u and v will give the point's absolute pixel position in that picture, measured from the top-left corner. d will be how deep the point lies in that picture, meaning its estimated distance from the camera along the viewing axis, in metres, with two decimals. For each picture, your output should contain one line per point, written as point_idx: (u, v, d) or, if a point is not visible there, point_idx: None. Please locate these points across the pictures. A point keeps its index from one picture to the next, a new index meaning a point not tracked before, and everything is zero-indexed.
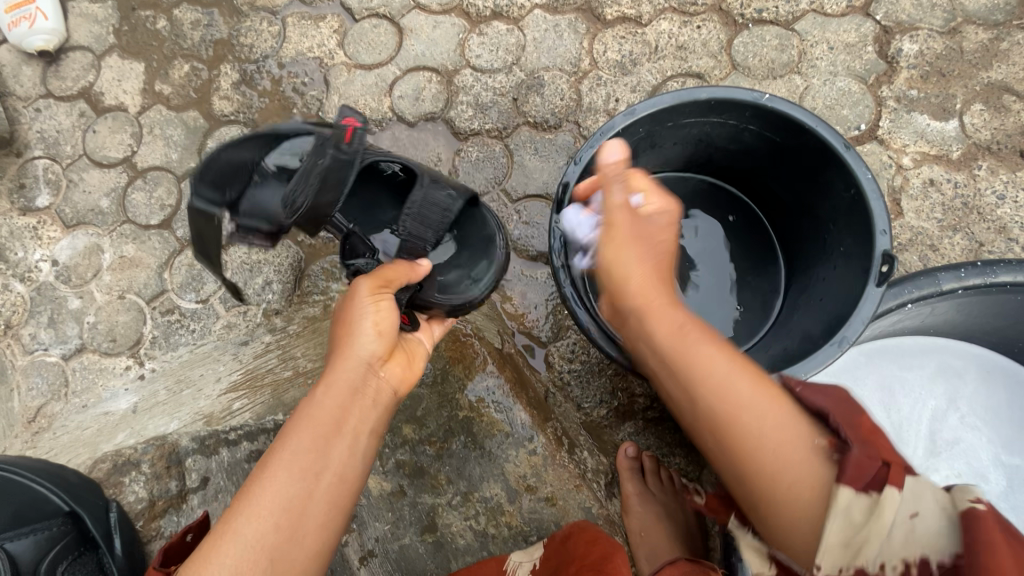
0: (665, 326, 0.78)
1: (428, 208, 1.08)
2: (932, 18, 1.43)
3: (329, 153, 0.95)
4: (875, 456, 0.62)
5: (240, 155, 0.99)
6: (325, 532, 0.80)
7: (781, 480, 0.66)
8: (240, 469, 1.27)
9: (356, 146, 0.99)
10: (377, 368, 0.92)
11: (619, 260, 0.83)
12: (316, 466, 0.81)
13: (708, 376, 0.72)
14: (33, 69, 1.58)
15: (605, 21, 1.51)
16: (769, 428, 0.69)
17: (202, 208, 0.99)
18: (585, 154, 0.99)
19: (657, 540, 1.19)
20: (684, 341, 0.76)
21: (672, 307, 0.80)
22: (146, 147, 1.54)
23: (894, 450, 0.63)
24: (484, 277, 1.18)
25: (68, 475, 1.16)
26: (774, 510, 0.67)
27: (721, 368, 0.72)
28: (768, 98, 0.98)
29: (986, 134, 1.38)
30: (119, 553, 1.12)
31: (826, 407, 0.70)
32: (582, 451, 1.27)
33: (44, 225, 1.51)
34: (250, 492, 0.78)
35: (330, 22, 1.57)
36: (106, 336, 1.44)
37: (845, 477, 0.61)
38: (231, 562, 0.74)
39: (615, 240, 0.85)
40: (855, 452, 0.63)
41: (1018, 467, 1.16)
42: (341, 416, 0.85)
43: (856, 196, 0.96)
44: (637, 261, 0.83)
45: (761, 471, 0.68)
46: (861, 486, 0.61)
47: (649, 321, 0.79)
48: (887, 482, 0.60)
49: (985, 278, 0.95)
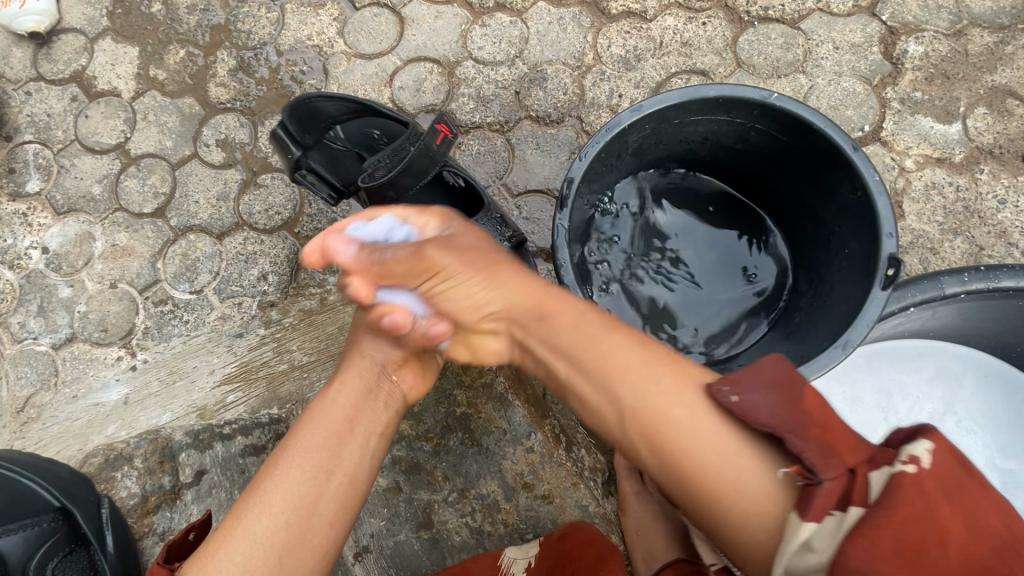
0: (573, 334, 0.75)
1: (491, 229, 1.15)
2: (938, 20, 1.42)
3: (424, 146, 1.11)
4: (840, 473, 0.60)
5: (351, 130, 1.24)
6: (334, 532, 0.78)
7: (737, 485, 0.65)
8: (235, 464, 1.22)
9: (441, 151, 1.13)
10: (389, 372, 0.93)
11: (486, 284, 0.80)
12: (326, 465, 0.79)
13: (623, 389, 0.71)
14: (23, 52, 1.54)
15: (610, 16, 1.49)
16: (715, 454, 0.66)
17: (284, 138, 1.13)
18: (590, 150, 0.97)
19: (656, 541, 1.16)
20: (597, 353, 0.73)
21: (574, 315, 0.77)
22: (139, 134, 1.51)
23: (852, 445, 0.62)
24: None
25: (58, 468, 1.11)
26: (732, 516, 0.65)
27: (642, 364, 0.72)
28: (777, 97, 0.98)
29: (989, 138, 1.38)
30: (110, 550, 1.05)
31: (775, 408, 0.65)
32: (580, 448, 1.25)
33: (34, 211, 1.48)
34: (262, 489, 0.77)
35: (330, 10, 1.54)
36: (97, 326, 1.42)
37: (811, 510, 0.59)
38: (241, 559, 0.72)
39: (469, 254, 0.82)
40: (826, 483, 0.59)
41: (1010, 471, 1.16)
42: (353, 415, 0.85)
43: (863, 198, 0.95)
44: (515, 275, 0.81)
45: (715, 482, 0.65)
46: (824, 514, 0.59)
47: (554, 323, 0.77)
48: (850, 501, 0.59)
49: (989, 283, 0.95)
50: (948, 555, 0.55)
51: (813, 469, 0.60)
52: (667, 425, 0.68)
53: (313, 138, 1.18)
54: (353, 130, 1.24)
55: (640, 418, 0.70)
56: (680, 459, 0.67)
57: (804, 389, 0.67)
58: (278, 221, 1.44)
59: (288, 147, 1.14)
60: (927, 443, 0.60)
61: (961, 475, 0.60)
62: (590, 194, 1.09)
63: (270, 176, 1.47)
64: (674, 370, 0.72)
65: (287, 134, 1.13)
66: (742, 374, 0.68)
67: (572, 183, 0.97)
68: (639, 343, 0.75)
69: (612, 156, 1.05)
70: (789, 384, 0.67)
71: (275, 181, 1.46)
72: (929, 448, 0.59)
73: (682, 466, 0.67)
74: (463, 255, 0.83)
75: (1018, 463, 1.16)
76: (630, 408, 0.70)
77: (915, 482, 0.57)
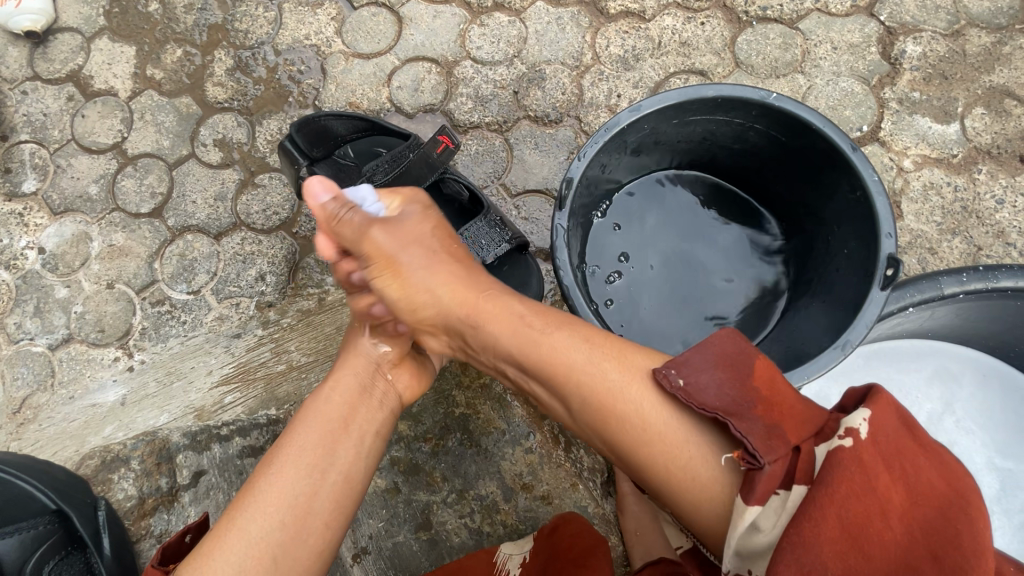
0: (505, 331, 0.80)
1: (490, 231, 1.15)
2: (936, 20, 1.43)
3: (423, 154, 1.12)
4: (783, 453, 0.62)
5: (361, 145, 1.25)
6: (329, 533, 0.78)
7: (682, 469, 0.69)
8: (233, 465, 1.22)
9: (441, 159, 1.13)
10: (384, 372, 0.94)
11: (422, 284, 0.84)
12: (322, 462, 0.79)
13: (563, 383, 0.76)
14: (19, 51, 1.54)
15: (609, 16, 1.49)
16: (654, 437, 0.70)
17: (293, 150, 1.15)
18: (589, 150, 0.97)
19: (654, 541, 1.17)
20: (535, 346, 0.78)
21: (509, 309, 0.82)
22: (136, 134, 1.50)
23: (797, 421, 0.65)
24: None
25: (55, 470, 1.11)
26: (682, 498, 0.69)
27: (580, 362, 0.75)
28: (775, 97, 0.98)
29: (987, 138, 1.38)
30: (107, 553, 1.05)
31: (718, 392, 0.68)
32: (580, 449, 1.24)
33: (30, 211, 1.47)
34: (256, 488, 0.77)
35: (328, 10, 1.54)
36: (94, 327, 1.41)
37: (755, 493, 0.62)
38: (235, 559, 0.72)
39: (410, 249, 0.84)
40: (767, 467, 0.62)
41: (1009, 471, 1.16)
42: (348, 413, 0.85)
43: (862, 198, 0.95)
44: (457, 277, 0.84)
45: (660, 467, 0.70)
46: (768, 495, 0.62)
47: (490, 327, 0.81)
48: (794, 480, 0.62)
49: (987, 283, 0.95)
50: (890, 522, 0.58)
51: (754, 453, 0.63)
52: (611, 417, 0.73)
53: (322, 151, 1.19)
54: (362, 148, 1.26)
55: (582, 413, 0.76)
56: (625, 448, 0.72)
57: (751, 368, 0.69)
58: (276, 221, 1.44)
59: (295, 158, 1.16)
60: (866, 413, 0.62)
61: (901, 438, 0.62)
62: (588, 195, 1.10)
63: (268, 176, 1.46)
64: (617, 364, 0.75)
65: (295, 146, 1.14)
66: (688, 359, 0.71)
67: (571, 184, 0.96)
68: (583, 340, 0.77)
69: (611, 156, 1.05)
70: (735, 365, 0.70)
71: (273, 181, 1.46)
72: (868, 417, 0.62)
73: (627, 453, 0.72)
74: (397, 247, 0.84)
75: (1016, 462, 1.17)
76: (573, 400, 0.76)
77: (854, 455, 0.59)
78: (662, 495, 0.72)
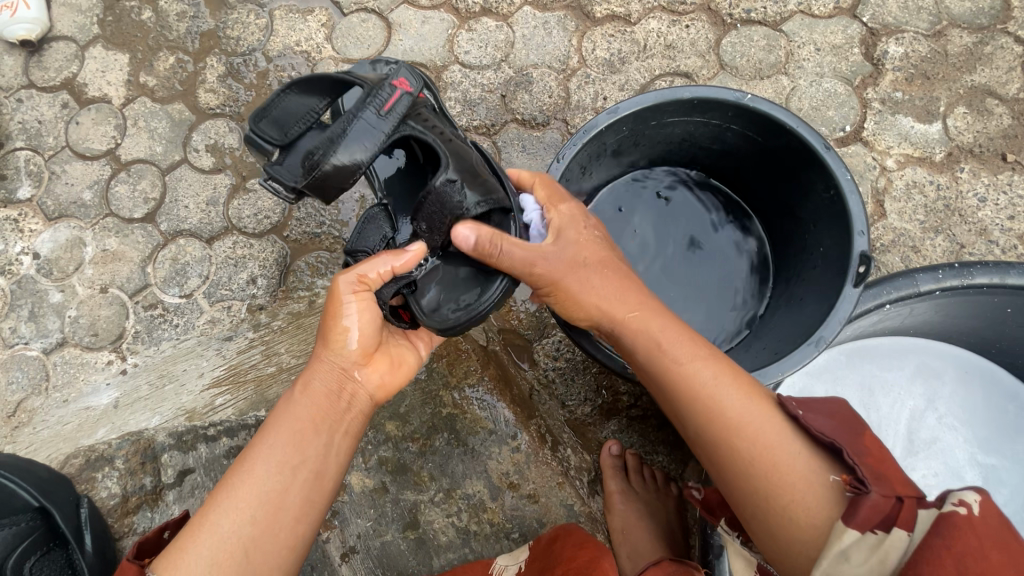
0: (641, 346, 0.87)
1: (441, 208, 0.92)
2: (917, 21, 1.44)
3: (370, 111, 0.89)
4: (889, 494, 0.66)
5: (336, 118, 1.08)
6: (302, 527, 0.81)
7: (783, 501, 0.74)
8: (219, 465, 1.22)
9: (397, 107, 0.91)
10: (351, 371, 0.90)
11: (591, 284, 0.90)
12: (293, 460, 0.82)
13: (689, 398, 0.82)
14: (15, 59, 1.56)
15: (595, 19, 1.51)
16: (772, 464, 0.76)
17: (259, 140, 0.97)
18: (568, 151, 0.99)
19: (639, 540, 1.20)
20: (669, 362, 0.84)
21: (651, 326, 0.87)
22: (129, 140, 1.52)
23: (904, 481, 0.68)
24: (467, 304, 0.99)
25: (36, 468, 1.11)
26: (779, 521, 0.74)
27: (714, 387, 0.81)
28: (751, 98, 0.99)
29: (969, 137, 1.39)
30: (89, 549, 1.05)
31: (833, 434, 0.75)
32: (566, 448, 1.28)
33: (25, 217, 1.49)
34: (229, 485, 0.80)
35: (318, 16, 1.56)
36: (87, 331, 1.43)
37: (858, 518, 0.66)
38: (207, 553, 0.75)
39: (581, 272, 0.90)
40: (872, 494, 0.67)
41: (992, 467, 1.17)
42: (319, 416, 0.86)
43: (837, 197, 0.97)
44: (621, 292, 0.90)
45: (762, 492, 0.76)
46: (869, 526, 0.65)
47: (629, 342, 0.88)
48: (896, 523, 0.64)
49: (963, 279, 0.96)
50: None
51: (861, 481, 0.68)
52: (732, 439, 0.78)
53: (297, 130, 0.98)
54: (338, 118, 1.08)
55: (700, 431, 0.82)
56: (739, 467, 0.78)
57: (864, 431, 0.77)
58: (267, 225, 1.46)
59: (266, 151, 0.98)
60: (976, 493, 0.63)
61: (1011, 531, 0.62)
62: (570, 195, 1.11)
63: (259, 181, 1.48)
64: (745, 399, 0.80)
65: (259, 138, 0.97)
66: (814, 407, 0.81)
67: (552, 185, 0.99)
68: (717, 374, 0.82)
69: (591, 157, 1.07)
70: (848, 422, 0.79)
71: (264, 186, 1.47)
72: (979, 497, 0.62)
73: (734, 471, 0.78)
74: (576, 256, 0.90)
75: (1000, 458, 1.17)
76: (693, 416, 0.82)
77: (966, 524, 0.60)
78: (755, 515, 0.77)
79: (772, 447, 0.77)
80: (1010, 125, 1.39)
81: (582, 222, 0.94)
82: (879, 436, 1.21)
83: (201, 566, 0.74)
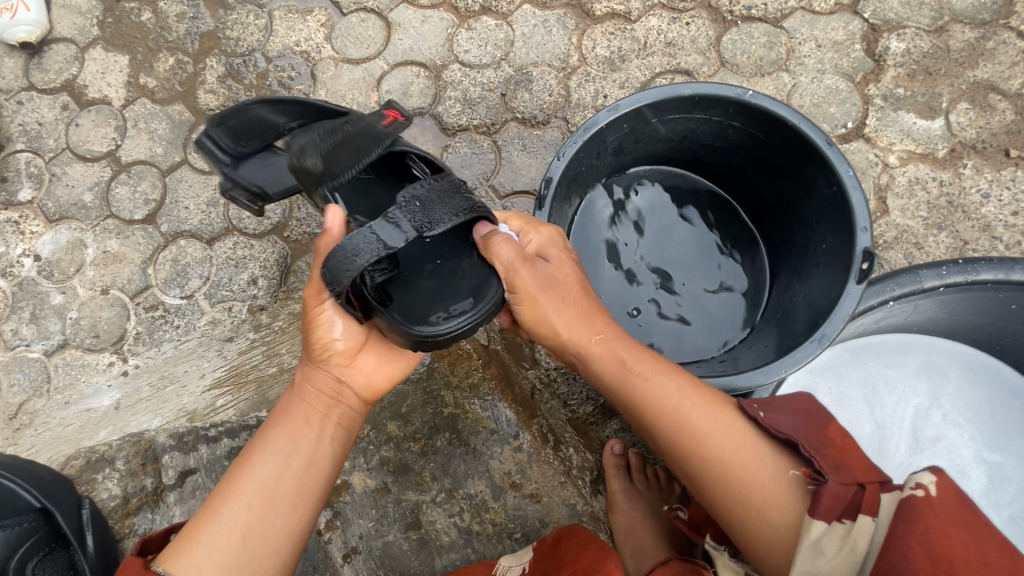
0: (604, 366, 0.87)
1: (440, 198, 0.85)
2: (919, 16, 1.44)
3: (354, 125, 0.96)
4: (850, 481, 0.68)
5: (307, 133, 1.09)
6: (299, 513, 0.81)
7: (755, 505, 0.74)
8: (221, 465, 1.21)
9: (387, 131, 0.96)
10: (337, 372, 0.90)
11: (557, 302, 0.88)
12: (286, 449, 0.83)
13: (654, 413, 0.82)
14: (15, 62, 1.56)
15: (595, 17, 1.50)
16: (741, 470, 0.76)
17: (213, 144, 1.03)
18: (568, 149, 0.98)
19: (643, 541, 1.19)
20: (631, 379, 0.84)
21: (614, 343, 0.87)
22: (130, 141, 1.52)
23: (866, 468, 0.70)
24: (460, 311, 0.87)
25: (39, 470, 1.11)
26: (752, 523, 0.74)
27: (678, 400, 0.81)
28: (752, 94, 0.98)
29: (972, 132, 1.39)
30: (91, 550, 1.03)
31: (795, 431, 0.77)
32: (568, 447, 1.28)
33: (26, 219, 1.49)
34: (227, 478, 0.81)
35: (317, 16, 1.56)
36: (89, 332, 1.43)
37: (821, 509, 0.67)
38: (209, 539, 0.76)
39: (546, 293, 0.88)
40: (832, 483, 0.68)
41: (997, 464, 1.17)
42: (311, 409, 0.88)
43: (839, 193, 0.96)
44: (581, 313, 0.89)
45: (734, 500, 0.76)
46: (833, 516, 0.67)
47: (593, 364, 0.88)
48: (860, 511, 0.66)
49: (967, 276, 0.95)
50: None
51: (819, 470, 0.70)
52: (699, 450, 0.78)
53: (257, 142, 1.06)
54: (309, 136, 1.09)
55: (668, 445, 0.81)
56: (709, 477, 0.78)
57: (828, 422, 0.79)
58: (267, 225, 1.45)
59: (218, 155, 1.04)
60: (932, 474, 0.66)
61: (973, 510, 0.65)
62: (571, 195, 1.11)
63: None
64: (707, 410, 0.80)
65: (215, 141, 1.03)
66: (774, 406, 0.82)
67: (551, 183, 0.98)
68: (677, 387, 0.83)
69: (592, 155, 1.06)
70: (812, 416, 0.81)
71: None
72: (935, 479, 0.65)
73: (705, 482, 0.78)
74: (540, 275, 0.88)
75: (1004, 455, 1.17)
76: (659, 432, 0.82)
77: (924, 505, 0.63)
78: (734, 523, 0.76)
79: (740, 453, 0.77)
80: (1013, 120, 1.38)
81: (561, 244, 0.95)
82: (883, 434, 1.20)
83: (202, 553, 0.75)
